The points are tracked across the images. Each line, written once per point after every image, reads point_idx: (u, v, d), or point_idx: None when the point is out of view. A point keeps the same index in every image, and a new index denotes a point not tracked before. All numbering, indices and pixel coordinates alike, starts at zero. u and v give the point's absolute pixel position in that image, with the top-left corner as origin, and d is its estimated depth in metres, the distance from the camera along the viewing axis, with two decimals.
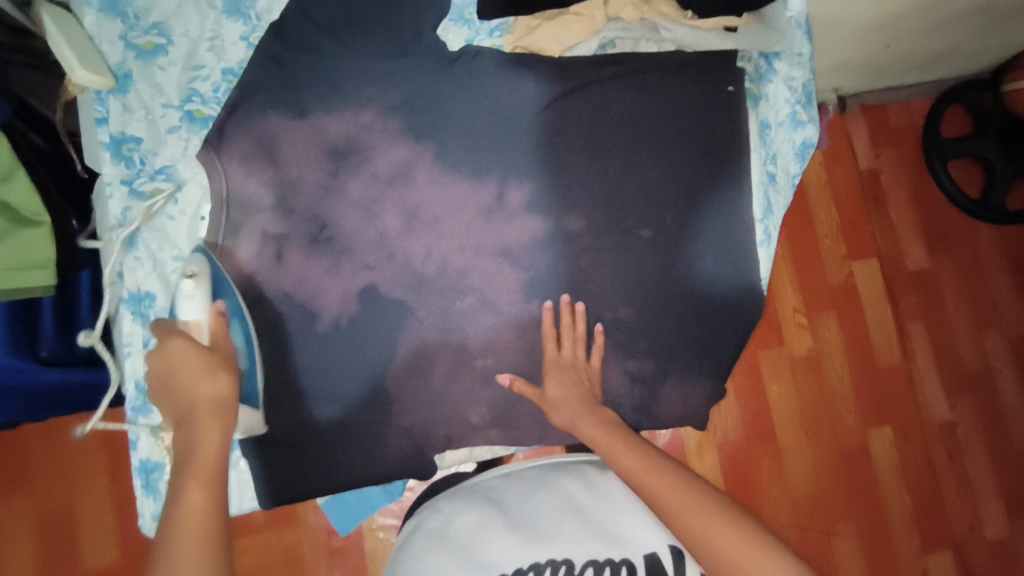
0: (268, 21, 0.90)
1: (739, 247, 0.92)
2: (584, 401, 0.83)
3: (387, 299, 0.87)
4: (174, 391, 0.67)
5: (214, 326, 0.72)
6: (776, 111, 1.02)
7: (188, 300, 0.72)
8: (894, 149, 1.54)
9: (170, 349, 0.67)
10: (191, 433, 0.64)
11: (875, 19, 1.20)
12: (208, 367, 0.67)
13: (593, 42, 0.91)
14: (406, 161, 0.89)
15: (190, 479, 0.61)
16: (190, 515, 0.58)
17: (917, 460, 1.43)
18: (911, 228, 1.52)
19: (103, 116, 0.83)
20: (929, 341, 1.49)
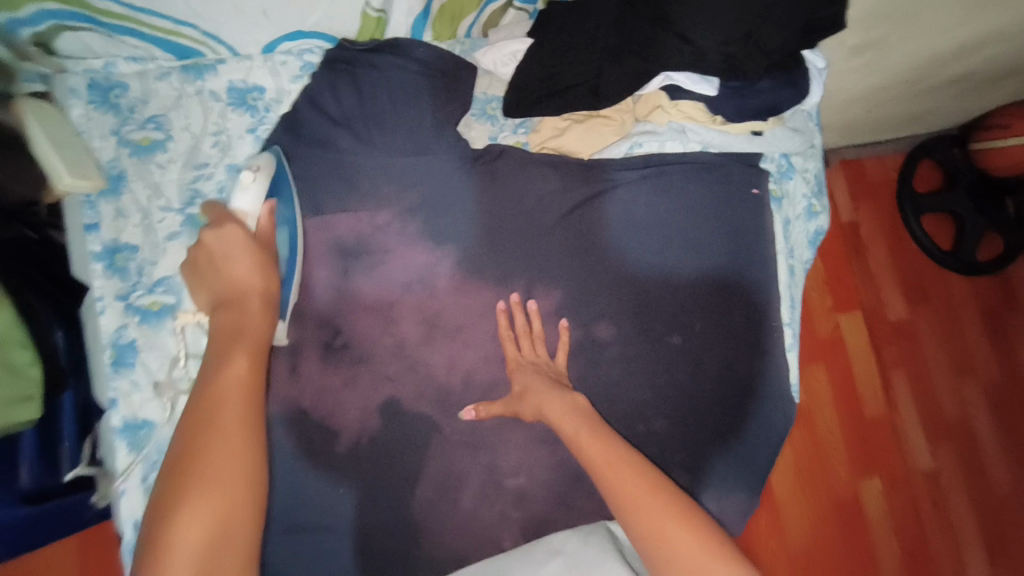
0: (277, 112, 0.84)
1: (766, 345, 0.89)
2: (553, 386, 0.77)
3: (411, 414, 0.80)
4: (217, 274, 0.64)
5: (263, 218, 0.71)
6: (793, 205, 1.00)
7: (244, 190, 0.70)
8: (872, 202, 1.58)
9: (229, 231, 0.66)
10: (239, 314, 0.62)
11: (856, 89, 1.23)
12: (260, 259, 0.66)
13: (623, 145, 0.89)
14: (426, 266, 0.84)
15: (241, 345, 0.59)
16: (232, 381, 0.56)
17: (907, 511, 1.42)
18: (891, 280, 1.55)
19: (94, 222, 0.76)
20: (910, 389, 1.51)
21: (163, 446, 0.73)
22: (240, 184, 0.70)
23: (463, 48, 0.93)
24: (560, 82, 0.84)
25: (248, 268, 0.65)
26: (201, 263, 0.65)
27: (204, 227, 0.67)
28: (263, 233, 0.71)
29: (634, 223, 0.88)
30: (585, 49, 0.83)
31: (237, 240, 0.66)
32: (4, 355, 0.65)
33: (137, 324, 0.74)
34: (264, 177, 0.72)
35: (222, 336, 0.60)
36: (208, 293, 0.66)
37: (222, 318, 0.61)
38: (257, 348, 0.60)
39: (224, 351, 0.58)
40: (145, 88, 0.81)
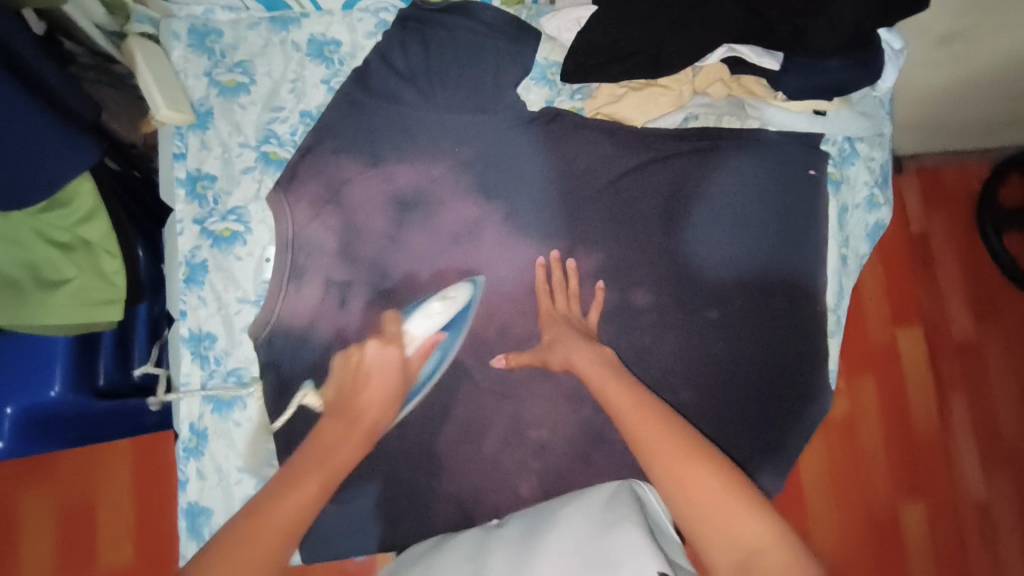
0: (350, 66, 0.89)
1: (807, 333, 0.88)
2: (580, 338, 0.80)
3: (447, 357, 0.85)
4: (356, 388, 0.76)
5: (421, 347, 0.81)
6: (854, 193, 0.97)
7: (425, 316, 0.82)
8: (948, 213, 1.50)
9: (387, 353, 0.77)
10: (346, 430, 0.72)
11: (940, 83, 1.16)
12: (391, 397, 0.75)
13: (677, 115, 0.90)
14: (475, 220, 0.87)
15: (321, 470, 0.67)
16: (297, 503, 0.63)
17: (954, 542, 1.33)
18: (959, 294, 1.48)
19: (181, 152, 0.84)
20: (969, 411, 1.45)
21: (221, 358, 0.81)
22: (425, 311, 0.82)
23: (529, 13, 0.93)
24: (622, 49, 0.83)
25: (382, 386, 0.76)
26: (352, 371, 0.77)
27: (373, 337, 0.80)
28: (414, 361, 0.80)
29: (703, 242, 0.88)
30: (649, 14, 0.80)
31: (388, 364, 0.77)
32: (94, 261, 0.74)
33: (210, 247, 0.82)
34: (450, 310, 0.83)
35: (314, 454, 0.69)
36: (335, 395, 0.77)
37: (328, 430, 0.72)
38: (334, 472, 0.68)
39: (307, 466, 0.68)
40: (236, 36, 0.88)
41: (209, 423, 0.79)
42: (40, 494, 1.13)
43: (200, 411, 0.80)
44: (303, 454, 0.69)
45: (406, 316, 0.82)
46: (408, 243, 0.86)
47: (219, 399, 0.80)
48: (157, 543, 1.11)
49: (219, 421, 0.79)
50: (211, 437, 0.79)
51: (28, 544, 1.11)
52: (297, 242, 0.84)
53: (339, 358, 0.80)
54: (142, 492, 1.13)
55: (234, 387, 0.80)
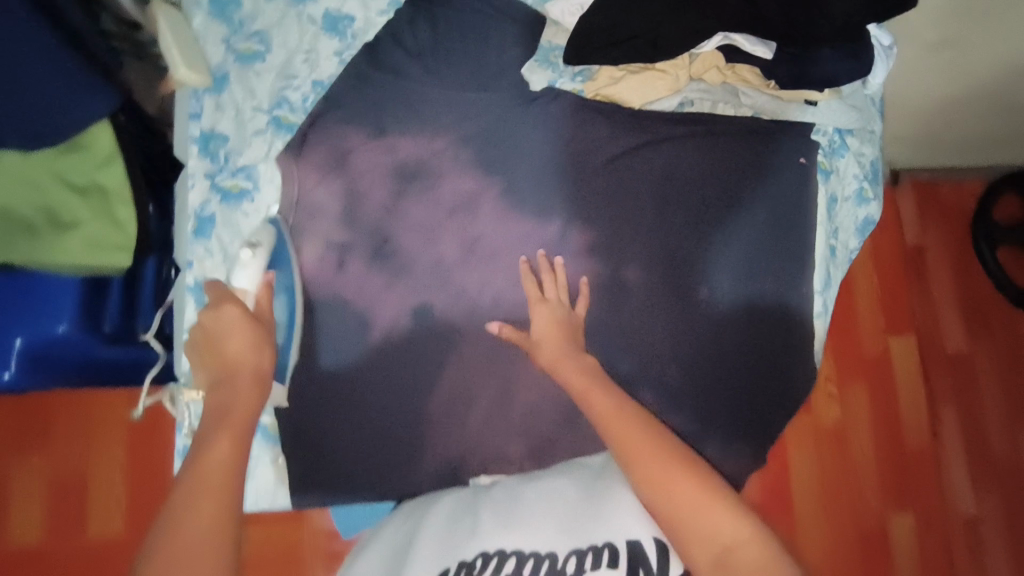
0: (362, 40, 0.93)
1: (792, 317, 0.90)
2: (566, 342, 0.80)
3: (440, 322, 0.87)
4: (214, 351, 0.72)
5: (260, 294, 0.78)
6: (843, 185, 1.00)
7: (245, 266, 0.77)
8: (942, 228, 1.52)
9: (225, 313, 0.72)
10: (230, 391, 0.68)
11: (933, 98, 1.18)
12: (259, 339, 0.72)
13: (674, 100, 0.94)
14: (473, 193, 0.90)
15: (225, 427, 0.64)
16: (215, 464, 0.60)
17: (937, 551, 1.38)
18: (952, 308, 1.50)
19: (198, 112, 0.88)
20: (960, 425, 1.45)
21: None
22: (240, 262, 0.77)
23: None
24: (619, 33, 0.87)
25: (244, 341, 0.71)
26: (205, 342, 0.73)
27: (208, 309, 0.74)
28: (262, 308, 0.77)
29: (710, 263, 0.90)
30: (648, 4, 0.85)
31: (233, 319, 0.72)
32: (109, 208, 0.77)
33: (219, 203, 0.86)
34: (262, 255, 0.78)
35: (211, 416, 0.66)
36: (206, 369, 0.72)
37: (214, 399, 0.67)
38: (240, 425, 0.65)
39: (212, 429, 0.64)
40: (255, 7, 0.92)
41: None
42: (30, 464, 1.15)
43: None
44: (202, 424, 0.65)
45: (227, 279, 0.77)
46: (408, 212, 0.88)
47: None
48: (147, 507, 1.14)
49: None
50: None
51: (19, 511, 1.14)
52: (299, 206, 0.86)
53: (196, 330, 0.74)
54: (135, 462, 1.16)
55: None
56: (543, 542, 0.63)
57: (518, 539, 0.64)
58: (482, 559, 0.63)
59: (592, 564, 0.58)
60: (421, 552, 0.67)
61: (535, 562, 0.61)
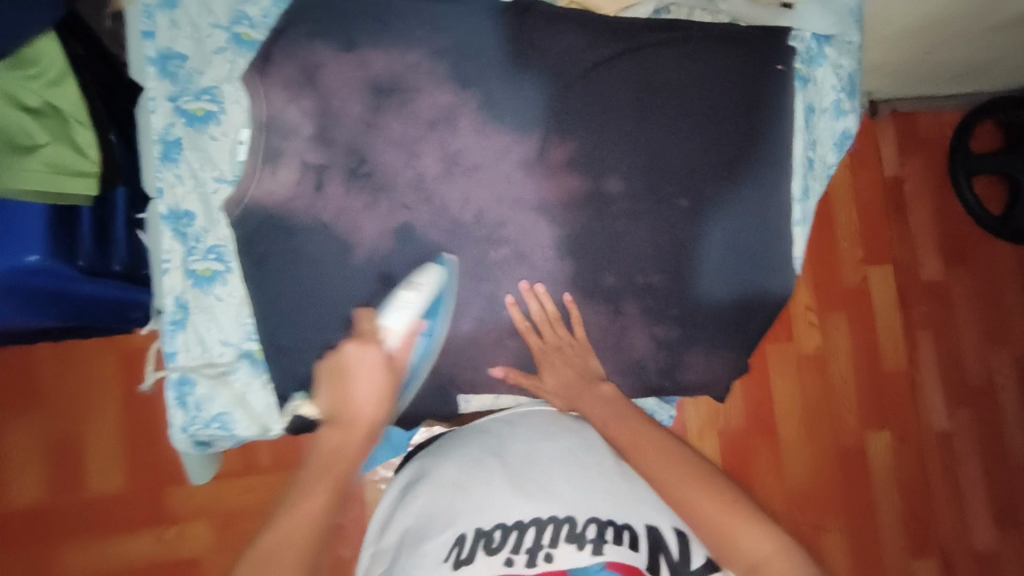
0: None
1: (772, 225, 0.91)
2: (583, 378, 0.85)
3: (423, 240, 0.85)
4: (342, 395, 0.68)
5: (404, 339, 0.75)
6: (821, 96, 0.99)
7: (399, 308, 0.76)
8: (921, 159, 1.53)
9: (368, 352, 0.70)
10: (345, 438, 0.66)
11: (915, 22, 1.18)
12: (387, 386, 0.70)
13: (649, 5, 0.92)
14: (450, 107, 0.87)
15: (329, 477, 0.64)
16: (303, 517, 0.60)
17: (911, 467, 1.45)
18: (930, 236, 1.52)
19: (150, 31, 0.82)
20: (936, 348, 1.50)
21: (203, 236, 0.82)
22: (398, 303, 0.76)
23: None
24: None
25: (373, 390, 0.69)
26: (335, 378, 0.70)
27: (352, 338, 0.72)
28: (398, 355, 0.75)
29: (704, 242, 0.90)
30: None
31: (374, 360, 0.70)
32: (69, 132, 0.74)
33: (184, 126, 0.82)
34: (423, 297, 0.78)
35: (323, 462, 0.65)
36: (327, 407, 0.70)
37: (326, 439, 0.66)
38: (342, 476, 0.64)
39: (316, 480, 0.63)
40: None
41: (192, 297, 0.82)
42: (16, 430, 1.13)
43: (183, 286, 0.81)
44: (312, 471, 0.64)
45: (379, 312, 0.77)
46: (382, 133, 0.85)
47: (201, 274, 0.82)
48: (145, 462, 1.14)
49: (201, 296, 0.82)
50: (192, 311, 0.82)
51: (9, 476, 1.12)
52: (269, 127, 0.83)
53: (330, 359, 0.72)
54: (125, 419, 1.15)
55: (215, 263, 0.82)
56: (565, 506, 0.67)
57: (537, 506, 0.68)
58: (504, 530, 0.66)
59: (612, 538, 0.64)
60: (440, 510, 0.71)
61: (555, 527, 0.65)
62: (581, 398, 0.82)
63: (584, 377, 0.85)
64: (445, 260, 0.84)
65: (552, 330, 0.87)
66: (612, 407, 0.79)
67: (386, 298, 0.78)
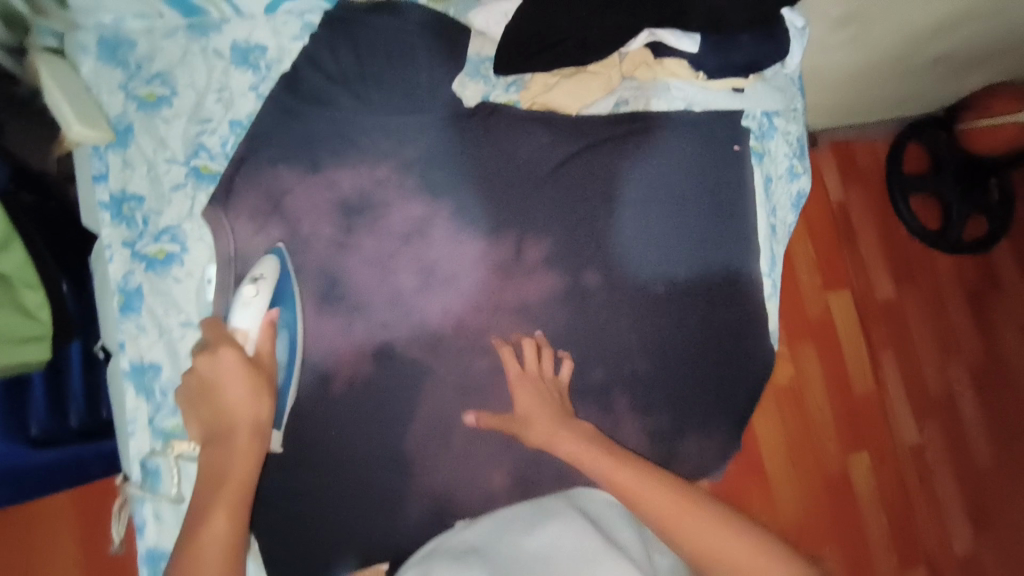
0: (278, 71, 0.86)
1: (745, 298, 0.93)
2: (556, 417, 0.76)
3: (406, 359, 0.83)
4: (211, 405, 0.66)
5: (262, 335, 0.71)
6: (776, 165, 1.03)
7: (246, 306, 0.71)
8: (863, 187, 1.60)
9: (223, 357, 0.66)
10: (225, 452, 0.64)
11: (846, 72, 1.24)
12: (255, 385, 0.66)
13: (608, 101, 0.93)
14: (422, 218, 0.86)
15: (221, 502, 0.61)
16: (214, 541, 0.59)
17: (891, 484, 1.48)
18: (878, 259, 1.59)
19: (102, 173, 0.78)
20: (897, 364, 1.56)
21: (169, 388, 0.75)
22: (241, 302, 0.71)
23: (456, 11, 0.93)
24: (551, 34, 0.86)
25: (245, 395, 0.65)
26: (199, 392, 0.67)
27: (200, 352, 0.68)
28: (263, 351, 0.71)
29: (679, 326, 0.90)
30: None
31: (229, 369, 0.66)
32: (13, 295, 0.69)
33: (144, 272, 0.77)
34: (266, 289, 0.73)
35: (207, 485, 0.63)
36: (202, 424, 0.68)
37: (215, 460, 0.63)
38: (239, 493, 0.63)
39: (206, 506, 0.61)
40: (152, 45, 0.82)
41: (162, 459, 0.75)
42: None
43: (150, 447, 0.75)
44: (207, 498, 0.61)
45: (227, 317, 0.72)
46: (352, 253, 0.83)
47: (170, 432, 0.75)
48: None
49: (172, 457, 0.75)
50: (165, 474, 0.75)
51: None
52: (237, 258, 0.78)
53: (187, 374, 0.69)
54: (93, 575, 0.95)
55: (186, 417, 0.75)
56: None
57: None
58: None
59: None
60: None
61: None
62: (556, 441, 0.73)
63: (562, 411, 0.77)
64: (275, 249, 0.77)
65: (538, 362, 0.83)
66: (596, 442, 0.72)
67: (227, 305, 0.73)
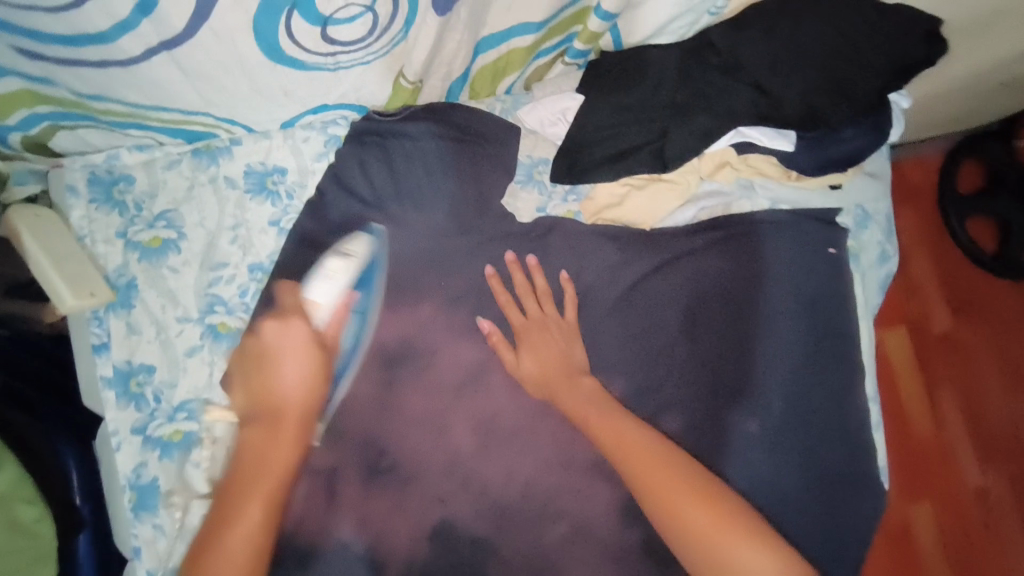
0: (302, 197, 0.74)
1: (852, 431, 0.78)
2: (565, 371, 0.71)
3: (468, 538, 0.69)
4: (264, 376, 0.63)
5: (334, 317, 0.66)
6: (869, 254, 0.89)
7: (325, 280, 0.67)
8: (913, 209, 1.31)
9: (288, 332, 0.63)
10: (269, 438, 0.60)
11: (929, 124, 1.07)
12: (312, 363, 0.62)
13: (687, 210, 0.81)
14: (478, 363, 0.73)
15: (257, 492, 0.58)
16: (238, 540, 0.56)
17: (965, 545, 1.13)
18: (936, 281, 1.28)
19: (102, 341, 0.66)
20: (968, 404, 1.21)
21: None
22: (325, 273, 0.67)
23: (503, 107, 0.81)
24: (621, 143, 0.75)
25: (296, 377, 0.61)
26: (253, 359, 0.64)
27: (270, 316, 0.66)
28: (330, 334, 0.66)
29: (778, 468, 0.75)
30: (654, 99, 0.74)
31: (293, 346, 0.63)
32: (5, 513, 0.57)
33: (158, 460, 0.65)
34: (350, 271, 0.68)
35: (247, 467, 0.59)
36: (246, 398, 0.64)
37: (250, 440, 0.60)
38: (274, 484, 0.58)
39: (237, 498, 0.58)
40: (153, 180, 0.70)
41: None
42: None
43: None
44: (240, 480, 0.58)
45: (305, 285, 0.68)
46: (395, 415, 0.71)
47: None
48: None
49: None
50: None
51: None
52: None
53: (247, 340, 0.66)
54: None
55: None
56: None
57: None
58: None
59: None
60: None
61: None
62: (559, 390, 0.70)
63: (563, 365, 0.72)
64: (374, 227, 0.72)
65: (539, 305, 0.74)
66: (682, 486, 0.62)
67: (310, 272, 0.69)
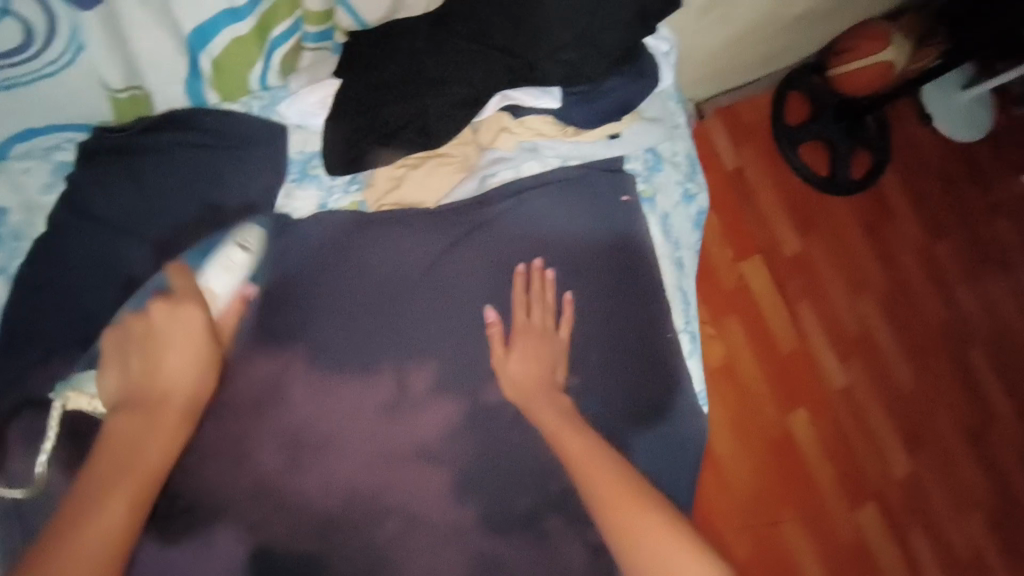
0: (32, 235, 0.68)
1: (668, 365, 0.82)
2: (543, 379, 0.73)
3: (290, 559, 0.66)
4: (152, 358, 0.62)
5: (228, 307, 0.68)
6: (669, 195, 0.91)
7: (225, 267, 0.67)
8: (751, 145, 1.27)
9: (185, 314, 0.63)
10: (148, 422, 0.59)
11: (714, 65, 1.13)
12: (206, 358, 0.64)
13: (470, 181, 0.81)
14: (274, 378, 0.69)
15: (124, 487, 0.56)
16: (102, 529, 0.53)
17: (844, 444, 1.17)
18: (781, 203, 1.27)
19: None
20: (827, 310, 1.24)
21: None
22: (222, 264, 0.67)
23: (262, 104, 0.76)
24: (386, 124, 0.73)
25: (192, 360, 0.63)
26: (139, 343, 0.63)
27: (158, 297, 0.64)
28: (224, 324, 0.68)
29: (600, 413, 0.77)
30: (411, 76, 0.72)
31: (191, 328, 0.63)
32: None
33: None
34: (250, 263, 0.69)
35: (119, 454, 0.57)
36: (126, 381, 0.62)
37: (123, 427, 0.59)
38: (148, 477, 0.58)
39: (99, 491, 0.55)
40: None
41: None
42: None
43: None
44: (92, 478, 0.56)
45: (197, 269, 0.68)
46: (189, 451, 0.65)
47: None
48: None
49: None
50: None
51: None
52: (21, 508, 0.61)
53: (134, 320, 0.64)
54: None
55: None
56: None
57: None
58: None
59: None
60: None
61: None
62: (535, 402, 0.72)
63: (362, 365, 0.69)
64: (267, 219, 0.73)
65: (536, 314, 0.76)
66: None
67: (204, 253, 0.68)
